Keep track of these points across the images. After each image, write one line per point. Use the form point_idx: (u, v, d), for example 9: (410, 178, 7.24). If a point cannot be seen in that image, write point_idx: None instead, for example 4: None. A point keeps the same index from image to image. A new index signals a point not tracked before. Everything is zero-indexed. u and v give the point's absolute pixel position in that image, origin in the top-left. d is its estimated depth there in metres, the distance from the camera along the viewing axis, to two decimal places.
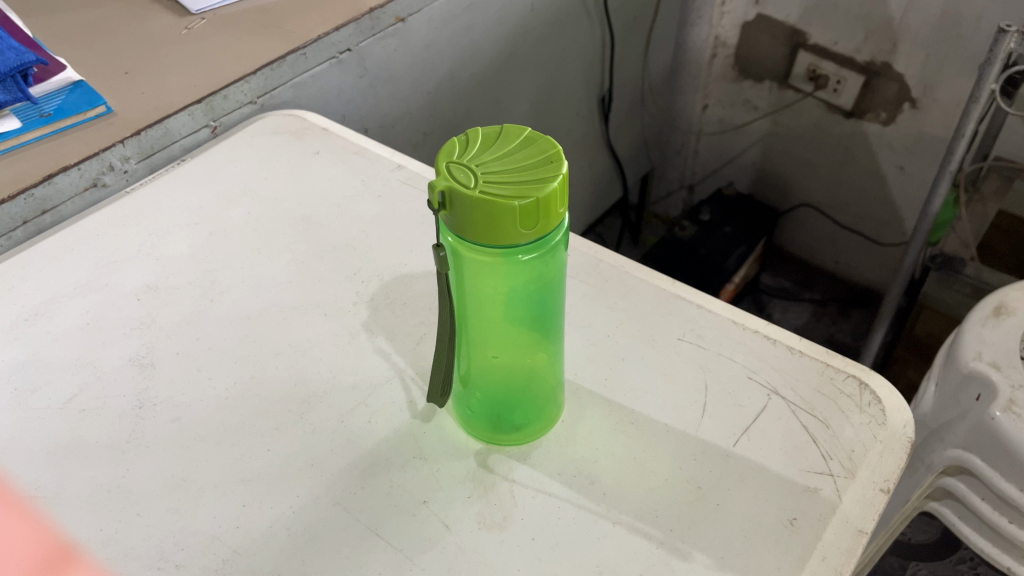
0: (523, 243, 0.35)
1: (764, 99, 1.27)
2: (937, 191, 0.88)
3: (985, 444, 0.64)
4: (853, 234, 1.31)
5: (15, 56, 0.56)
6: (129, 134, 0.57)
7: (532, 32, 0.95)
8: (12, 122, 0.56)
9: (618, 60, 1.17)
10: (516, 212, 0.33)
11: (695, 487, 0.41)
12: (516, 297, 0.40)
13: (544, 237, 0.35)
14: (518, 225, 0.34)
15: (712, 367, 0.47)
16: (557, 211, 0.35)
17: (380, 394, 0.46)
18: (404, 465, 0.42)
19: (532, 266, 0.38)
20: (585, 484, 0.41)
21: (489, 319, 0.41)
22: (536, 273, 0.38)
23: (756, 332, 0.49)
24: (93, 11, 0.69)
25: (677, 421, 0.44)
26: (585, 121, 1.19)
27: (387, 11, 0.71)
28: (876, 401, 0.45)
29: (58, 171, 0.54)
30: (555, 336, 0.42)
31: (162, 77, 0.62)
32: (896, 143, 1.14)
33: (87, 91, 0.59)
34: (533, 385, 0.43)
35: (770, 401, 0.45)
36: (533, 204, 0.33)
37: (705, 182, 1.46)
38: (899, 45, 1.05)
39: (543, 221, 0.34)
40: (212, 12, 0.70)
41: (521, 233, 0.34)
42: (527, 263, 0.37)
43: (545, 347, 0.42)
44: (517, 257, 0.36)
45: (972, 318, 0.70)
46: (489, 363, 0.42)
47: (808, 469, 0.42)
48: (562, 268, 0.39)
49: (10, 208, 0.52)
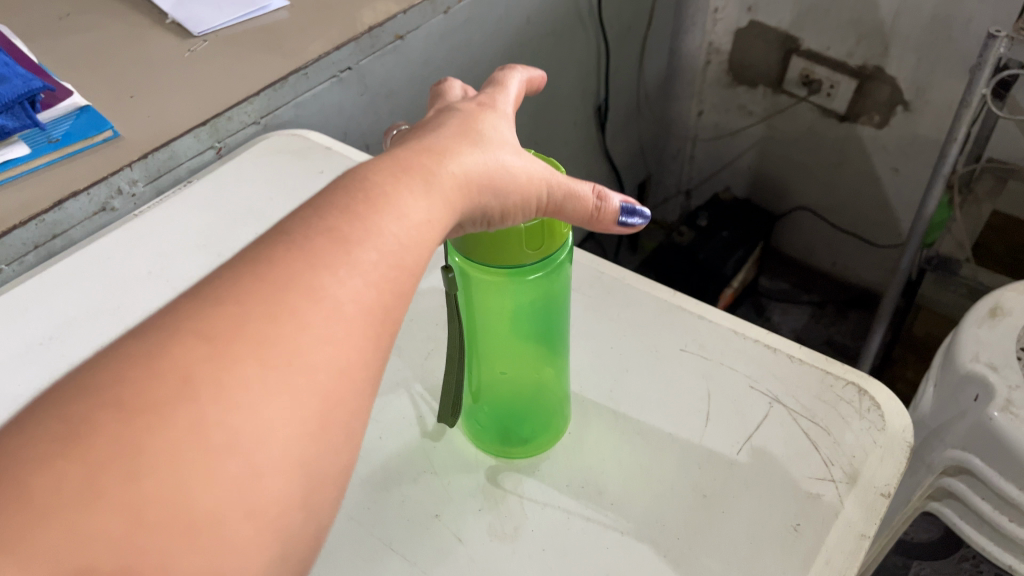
0: (530, 263, 0.37)
1: (759, 104, 1.28)
2: (932, 193, 0.89)
3: (983, 444, 0.65)
4: (849, 236, 1.32)
5: (23, 83, 0.57)
6: (137, 158, 0.58)
7: (528, 45, 0.96)
8: (21, 148, 0.56)
9: (613, 68, 1.19)
10: (522, 233, 0.36)
11: (700, 495, 0.42)
12: (523, 316, 0.41)
13: (550, 256, 0.37)
14: (524, 246, 0.36)
15: (714, 377, 0.48)
16: (560, 232, 0.37)
17: (391, 410, 0.47)
18: (416, 480, 0.43)
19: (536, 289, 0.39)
20: (593, 494, 0.43)
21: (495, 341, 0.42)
22: (543, 291, 0.39)
23: (757, 341, 0.50)
24: (95, 35, 0.70)
25: (681, 430, 0.45)
26: (582, 130, 1.20)
27: (385, 29, 0.72)
28: (875, 407, 0.46)
29: (68, 196, 0.54)
30: (562, 354, 0.44)
31: (166, 99, 0.63)
32: (890, 146, 1.15)
33: (94, 115, 0.60)
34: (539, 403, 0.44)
35: (771, 409, 0.46)
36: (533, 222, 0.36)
37: (702, 187, 1.47)
38: (891, 49, 1.06)
39: (547, 241, 0.37)
40: (214, 34, 0.71)
41: (525, 252, 0.36)
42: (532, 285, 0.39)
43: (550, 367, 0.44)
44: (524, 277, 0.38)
45: (968, 320, 0.71)
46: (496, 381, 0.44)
47: (810, 476, 0.43)
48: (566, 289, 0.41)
49: (22, 234, 0.53)
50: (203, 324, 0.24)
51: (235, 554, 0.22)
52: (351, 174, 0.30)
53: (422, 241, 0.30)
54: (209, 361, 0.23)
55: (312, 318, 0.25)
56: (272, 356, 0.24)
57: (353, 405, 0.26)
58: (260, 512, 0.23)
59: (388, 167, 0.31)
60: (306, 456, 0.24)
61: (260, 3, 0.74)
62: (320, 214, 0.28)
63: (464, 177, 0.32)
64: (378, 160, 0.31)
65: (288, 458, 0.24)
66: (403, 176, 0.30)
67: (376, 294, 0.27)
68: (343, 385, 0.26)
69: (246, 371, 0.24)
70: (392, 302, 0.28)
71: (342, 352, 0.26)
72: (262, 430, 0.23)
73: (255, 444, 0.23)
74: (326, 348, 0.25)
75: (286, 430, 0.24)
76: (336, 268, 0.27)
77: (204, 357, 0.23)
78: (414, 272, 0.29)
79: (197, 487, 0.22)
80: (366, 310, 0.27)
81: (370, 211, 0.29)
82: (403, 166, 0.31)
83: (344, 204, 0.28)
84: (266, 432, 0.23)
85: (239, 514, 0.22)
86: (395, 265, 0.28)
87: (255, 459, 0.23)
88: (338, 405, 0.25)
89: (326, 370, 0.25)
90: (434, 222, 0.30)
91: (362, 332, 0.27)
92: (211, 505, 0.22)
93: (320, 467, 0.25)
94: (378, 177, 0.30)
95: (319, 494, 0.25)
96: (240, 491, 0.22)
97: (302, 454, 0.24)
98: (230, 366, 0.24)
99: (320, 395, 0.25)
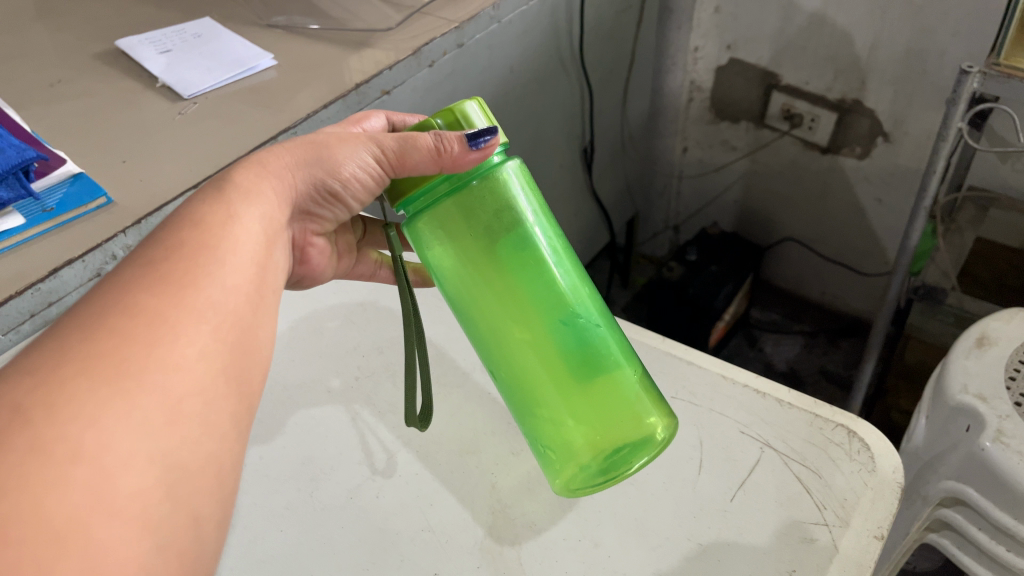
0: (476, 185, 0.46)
1: (742, 139, 1.30)
2: (915, 225, 0.90)
3: (977, 475, 0.65)
4: (837, 265, 1.33)
5: (17, 154, 0.58)
6: (130, 223, 0.58)
7: (511, 93, 0.98)
8: (16, 218, 0.57)
9: (597, 111, 1.21)
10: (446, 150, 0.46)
11: (696, 544, 0.47)
12: (537, 302, 0.47)
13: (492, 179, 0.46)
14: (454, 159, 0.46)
15: (706, 425, 0.53)
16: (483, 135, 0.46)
17: (385, 469, 0.52)
18: (413, 539, 0.48)
19: (492, 230, 0.46)
20: (589, 547, 0.47)
21: (515, 346, 0.47)
22: (523, 248, 0.47)
23: (746, 386, 0.55)
24: (87, 101, 0.71)
25: (677, 478, 0.50)
26: (568, 171, 1.22)
27: (372, 85, 0.73)
28: (864, 449, 0.51)
29: (63, 264, 0.55)
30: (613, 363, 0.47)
31: (159, 163, 0.64)
32: (873, 177, 1.17)
33: (88, 182, 0.61)
34: (611, 414, 0.47)
35: (763, 454, 0.51)
36: (449, 126, 0.46)
37: (690, 222, 1.50)
38: (868, 84, 1.08)
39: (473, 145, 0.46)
40: (203, 96, 0.72)
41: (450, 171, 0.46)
42: (488, 224, 0.46)
43: (602, 368, 0.47)
44: (489, 222, 0.46)
45: (956, 351, 0.72)
46: (535, 392, 0.47)
47: (803, 520, 0.47)
48: (535, 236, 0.47)
49: (18, 304, 0.53)
50: (33, 371, 0.29)
51: (104, 549, 0.27)
52: (152, 244, 0.37)
53: (255, 231, 0.40)
54: (32, 394, 0.29)
55: (137, 349, 0.31)
56: (101, 378, 0.30)
57: (188, 412, 0.32)
58: (116, 508, 0.28)
59: (188, 232, 0.38)
60: (150, 456, 0.30)
61: (248, 64, 0.75)
62: (140, 275, 0.34)
63: (296, 161, 0.46)
64: (173, 226, 0.38)
65: (131, 461, 0.29)
66: (215, 220, 0.39)
67: (193, 326, 0.34)
68: (175, 407, 0.31)
69: (78, 394, 0.29)
70: (217, 342, 0.35)
71: (171, 377, 0.32)
72: (107, 444, 0.29)
73: (104, 453, 0.28)
74: (152, 367, 0.31)
75: (123, 438, 0.29)
76: (159, 323, 0.33)
77: (29, 391, 0.29)
78: (234, 326, 0.36)
79: (50, 496, 0.26)
80: (195, 347, 0.33)
81: (193, 281, 0.35)
82: (200, 227, 0.38)
83: (166, 273, 0.35)
84: (110, 445, 0.29)
85: (92, 514, 0.27)
86: (204, 307, 0.35)
87: (103, 464, 0.28)
88: (175, 414, 0.31)
89: (156, 385, 0.31)
90: (269, 193, 0.43)
91: (183, 354, 0.33)
92: (70, 511, 0.27)
93: (169, 471, 0.30)
94: (182, 245, 0.37)
95: (182, 492, 0.31)
96: (94, 494, 0.27)
97: (146, 456, 0.30)
98: (70, 395, 0.29)
99: (156, 412, 0.31)
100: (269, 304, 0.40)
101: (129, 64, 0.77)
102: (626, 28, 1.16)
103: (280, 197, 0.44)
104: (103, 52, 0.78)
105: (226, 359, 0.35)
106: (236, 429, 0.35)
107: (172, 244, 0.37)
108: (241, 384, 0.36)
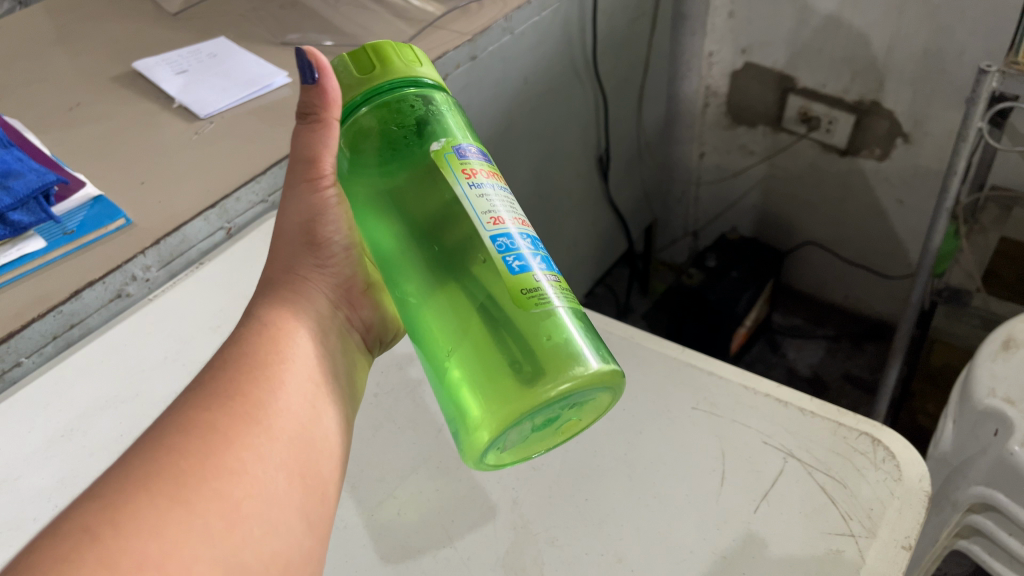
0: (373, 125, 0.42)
1: (759, 143, 1.29)
2: (936, 226, 0.89)
3: (1008, 480, 0.64)
4: (860, 268, 1.32)
5: (38, 177, 0.59)
6: (150, 245, 0.59)
7: (526, 103, 0.98)
8: (37, 241, 0.58)
9: (612, 119, 1.21)
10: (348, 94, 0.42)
11: (721, 558, 0.46)
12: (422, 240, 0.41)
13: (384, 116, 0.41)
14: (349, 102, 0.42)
15: (728, 435, 0.53)
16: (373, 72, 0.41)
17: (406, 485, 0.52)
18: (435, 556, 0.48)
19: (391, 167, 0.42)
20: (613, 562, 0.47)
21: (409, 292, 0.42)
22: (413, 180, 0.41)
23: (768, 396, 0.55)
24: (106, 123, 0.72)
25: (701, 489, 0.50)
26: (585, 180, 1.22)
27: None
28: (890, 457, 0.51)
29: (84, 286, 0.56)
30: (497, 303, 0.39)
31: (176, 183, 0.64)
32: (894, 178, 1.15)
33: (107, 204, 0.62)
34: (520, 347, 0.38)
35: (787, 464, 0.51)
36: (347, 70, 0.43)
37: (709, 228, 1.50)
38: (886, 84, 1.06)
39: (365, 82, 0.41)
40: (220, 115, 0.73)
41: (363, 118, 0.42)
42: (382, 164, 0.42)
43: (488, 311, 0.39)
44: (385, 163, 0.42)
45: (982, 354, 0.71)
46: (429, 341, 0.41)
47: (831, 532, 0.47)
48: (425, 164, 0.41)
49: (40, 327, 0.54)
50: (97, 497, 0.31)
51: None
52: (210, 365, 0.39)
53: (307, 348, 0.43)
54: (101, 514, 0.30)
55: (190, 463, 0.33)
56: (159, 492, 0.32)
57: (248, 513, 0.33)
58: None
59: (234, 349, 0.40)
60: (210, 558, 0.31)
61: (263, 82, 0.76)
62: (193, 401, 0.36)
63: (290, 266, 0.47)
64: (230, 343, 0.41)
65: (194, 565, 0.30)
66: (260, 339, 0.41)
67: (247, 434, 0.36)
68: (231, 512, 0.33)
69: (138, 508, 0.31)
70: (275, 445, 0.36)
71: (228, 484, 0.33)
72: (169, 551, 0.30)
73: (167, 558, 0.30)
74: (210, 476, 0.33)
75: (182, 547, 0.31)
76: (210, 436, 0.35)
77: (94, 512, 0.30)
78: (291, 432, 0.38)
79: None
80: (248, 452, 0.35)
81: (240, 398, 0.37)
82: (249, 344, 0.40)
83: (218, 396, 0.37)
84: (171, 551, 0.30)
85: None
86: (257, 413, 0.37)
87: (166, 567, 0.30)
88: (231, 515, 0.33)
89: (211, 492, 0.33)
90: (301, 306, 0.45)
91: (240, 460, 0.35)
92: None
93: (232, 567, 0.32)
94: (233, 365, 0.39)
95: None
96: None
97: (207, 559, 0.31)
98: (130, 512, 0.31)
99: (216, 517, 0.32)
100: (334, 395, 0.43)
101: (146, 85, 0.78)
102: (639, 36, 1.15)
103: (314, 303, 0.46)
104: (121, 74, 0.79)
105: (286, 458, 0.37)
106: (305, 522, 0.36)
107: (223, 366, 0.39)
108: (310, 482, 0.37)
